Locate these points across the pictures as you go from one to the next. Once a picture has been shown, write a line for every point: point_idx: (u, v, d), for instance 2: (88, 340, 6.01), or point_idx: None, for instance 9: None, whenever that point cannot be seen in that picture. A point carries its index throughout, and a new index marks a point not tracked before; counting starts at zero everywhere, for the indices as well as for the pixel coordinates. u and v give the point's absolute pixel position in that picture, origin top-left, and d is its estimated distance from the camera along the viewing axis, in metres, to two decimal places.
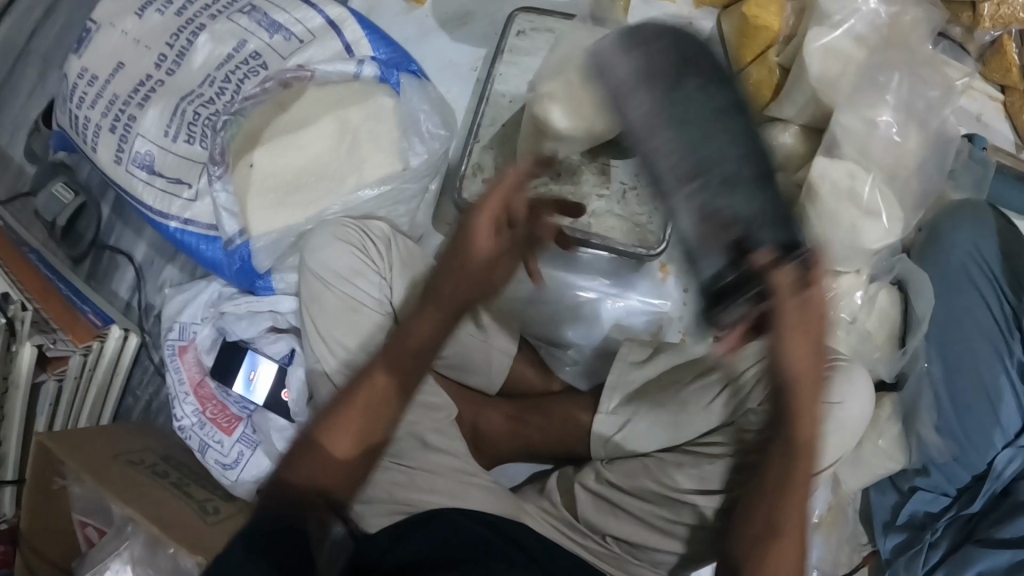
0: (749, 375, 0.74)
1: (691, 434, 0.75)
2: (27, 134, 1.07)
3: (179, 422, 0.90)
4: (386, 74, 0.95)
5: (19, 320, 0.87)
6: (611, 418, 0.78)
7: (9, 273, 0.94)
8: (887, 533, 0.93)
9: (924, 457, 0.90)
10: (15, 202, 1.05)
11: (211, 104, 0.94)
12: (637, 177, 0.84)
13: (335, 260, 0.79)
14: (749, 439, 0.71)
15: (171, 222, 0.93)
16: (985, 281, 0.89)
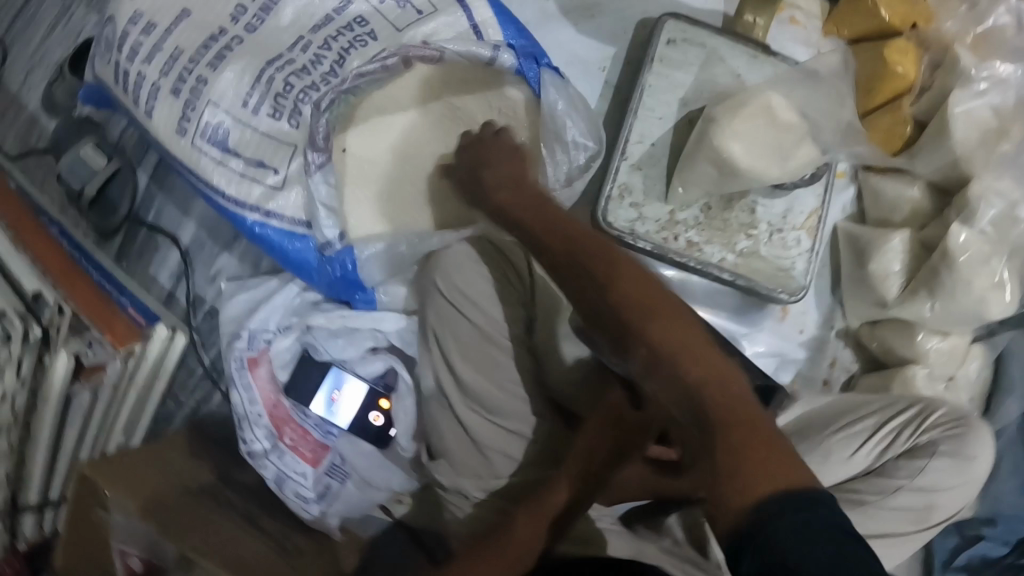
0: (885, 430, 0.78)
1: (831, 481, 0.77)
2: (48, 79, 0.90)
3: (248, 446, 0.77)
4: (525, 67, 0.79)
5: (57, 328, 0.72)
6: None
7: (31, 257, 0.76)
8: (945, 571, 0.94)
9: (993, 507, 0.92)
10: (30, 159, 0.89)
11: (306, 75, 0.79)
12: (783, 219, 0.81)
13: (470, 281, 0.72)
14: (889, 486, 0.74)
15: (249, 213, 0.78)
16: None
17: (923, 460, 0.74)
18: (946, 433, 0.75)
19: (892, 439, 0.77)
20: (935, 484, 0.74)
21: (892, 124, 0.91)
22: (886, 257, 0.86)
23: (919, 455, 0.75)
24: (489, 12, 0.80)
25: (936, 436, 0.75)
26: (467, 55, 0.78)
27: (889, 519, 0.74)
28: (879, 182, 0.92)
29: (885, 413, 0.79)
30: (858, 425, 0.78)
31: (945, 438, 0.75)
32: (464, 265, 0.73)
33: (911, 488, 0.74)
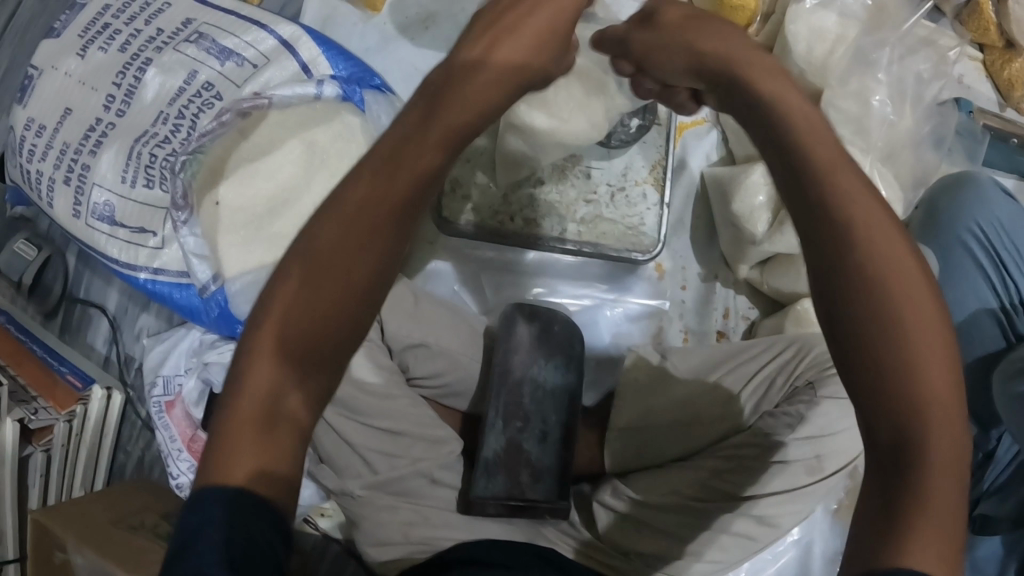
0: (758, 381, 0.75)
1: (708, 439, 0.75)
2: None
3: (175, 479, 0.88)
4: (350, 91, 0.88)
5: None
6: (625, 433, 0.78)
7: None
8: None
9: None
10: None
11: (168, 143, 0.89)
12: (624, 176, 0.82)
13: None
14: (771, 440, 0.70)
15: (139, 273, 0.88)
16: (980, 251, 0.83)
17: (803, 405, 0.71)
18: (824, 371, 0.73)
19: (769, 386, 0.75)
20: (823, 425, 0.69)
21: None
22: (749, 191, 0.83)
23: (797, 401, 0.72)
24: (316, 51, 0.89)
25: (813, 377, 0.73)
26: (296, 97, 0.86)
27: (782, 476, 0.69)
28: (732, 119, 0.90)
29: (763, 360, 0.76)
30: (731, 377, 0.76)
31: (825, 377, 0.72)
32: None
33: (795, 439, 0.70)
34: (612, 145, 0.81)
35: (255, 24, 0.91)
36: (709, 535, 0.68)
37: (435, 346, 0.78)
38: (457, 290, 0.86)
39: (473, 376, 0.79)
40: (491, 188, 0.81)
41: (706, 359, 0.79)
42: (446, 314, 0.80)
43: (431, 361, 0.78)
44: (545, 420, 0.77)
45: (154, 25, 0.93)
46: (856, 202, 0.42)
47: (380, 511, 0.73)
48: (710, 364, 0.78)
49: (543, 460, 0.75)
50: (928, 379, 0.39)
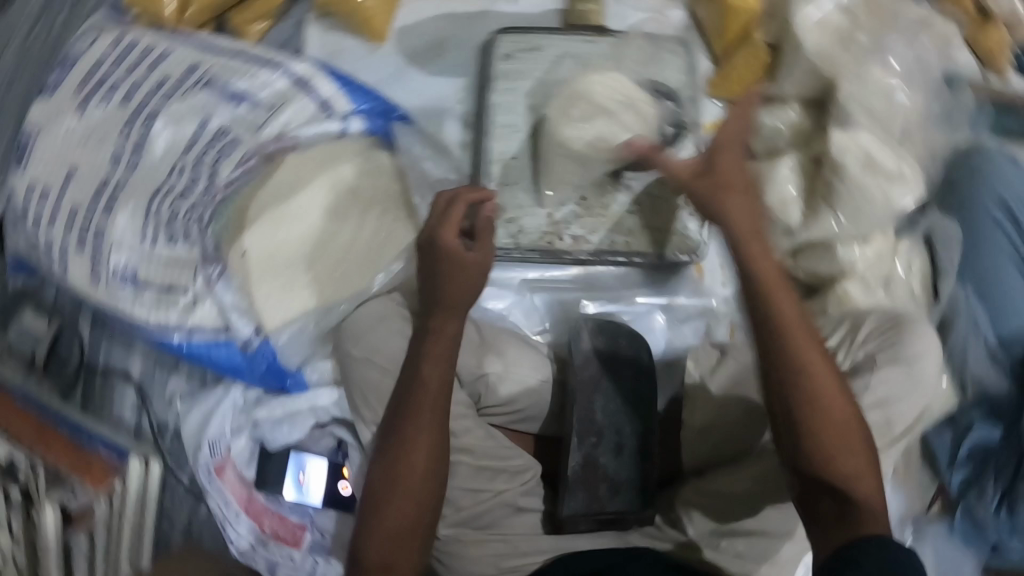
0: None
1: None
2: None
3: (236, 544, 0.83)
4: (376, 124, 0.87)
5: None
6: (700, 436, 0.78)
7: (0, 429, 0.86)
8: (953, 470, 0.97)
9: (981, 391, 0.95)
10: None
11: (187, 196, 0.85)
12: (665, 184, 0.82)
13: (379, 343, 0.74)
14: None
15: (173, 334, 0.84)
16: (1005, 215, 0.88)
17: (867, 375, 0.75)
18: (878, 344, 0.77)
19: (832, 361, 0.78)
20: (886, 394, 0.74)
21: (743, 71, 0.93)
22: (779, 183, 0.86)
23: (863, 372, 0.75)
24: (334, 87, 0.87)
25: (872, 348, 0.77)
26: (321, 135, 0.86)
27: None
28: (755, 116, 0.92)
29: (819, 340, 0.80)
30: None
31: (880, 346, 0.77)
32: (374, 326, 0.75)
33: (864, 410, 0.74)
34: None
35: (265, 64, 0.89)
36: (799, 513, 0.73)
37: (502, 372, 0.77)
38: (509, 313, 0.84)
39: (544, 400, 0.78)
40: (535, 208, 0.80)
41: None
42: (510, 339, 0.79)
43: (501, 387, 0.77)
44: (620, 433, 0.76)
45: (156, 74, 0.89)
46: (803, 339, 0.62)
47: (470, 548, 0.72)
48: None
49: (623, 472, 0.75)
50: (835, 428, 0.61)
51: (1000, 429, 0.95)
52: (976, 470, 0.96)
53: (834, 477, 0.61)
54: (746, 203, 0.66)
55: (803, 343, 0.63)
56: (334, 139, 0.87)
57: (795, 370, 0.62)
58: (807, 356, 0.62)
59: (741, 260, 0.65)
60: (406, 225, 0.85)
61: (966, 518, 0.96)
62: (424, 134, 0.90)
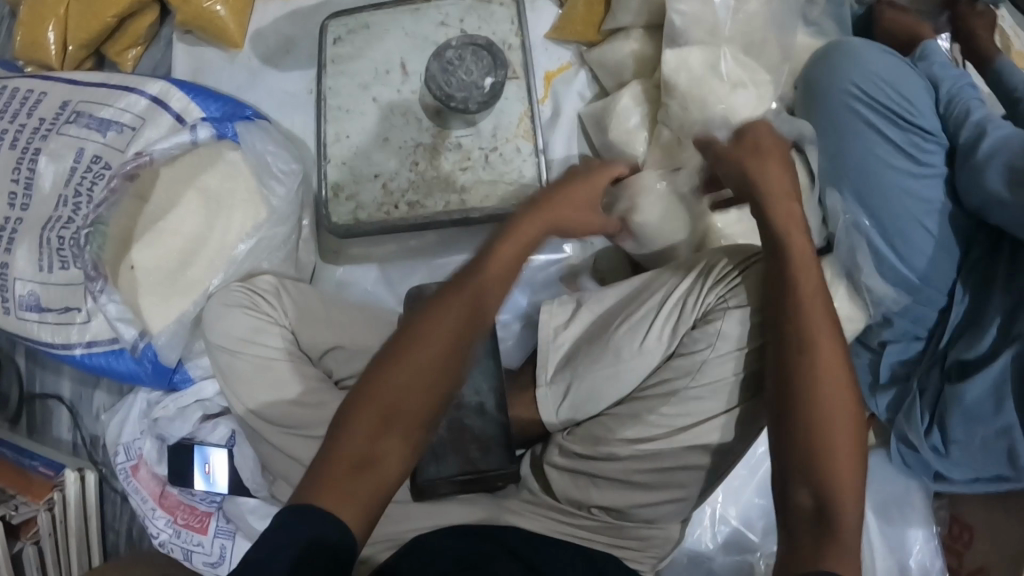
0: (670, 308, 0.74)
1: (636, 378, 0.74)
2: None
3: (157, 538, 0.90)
4: (223, 129, 0.90)
5: None
6: (553, 390, 0.78)
7: None
8: (876, 394, 0.94)
9: (882, 309, 0.90)
10: None
11: (71, 223, 0.92)
12: (495, 137, 0.81)
13: (228, 331, 0.78)
14: (693, 363, 0.72)
15: (75, 349, 0.91)
16: (876, 115, 0.85)
17: (716, 322, 0.71)
18: (732, 285, 0.72)
19: (680, 312, 0.73)
20: (739, 338, 0.70)
21: (585, 10, 0.90)
22: (622, 116, 0.84)
23: (711, 318, 0.71)
24: (186, 98, 0.92)
25: (722, 290, 0.72)
26: (175, 145, 0.90)
27: (711, 395, 0.71)
28: (599, 53, 0.89)
29: (671, 286, 0.75)
30: (642, 310, 0.75)
31: (733, 291, 0.71)
32: (223, 317, 0.79)
33: (716, 355, 0.71)
34: (473, 109, 0.79)
35: (125, 90, 0.94)
36: (665, 471, 0.73)
37: (349, 344, 0.80)
38: (371, 288, 0.87)
39: None
40: (370, 182, 0.81)
41: (622, 296, 0.79)
42: (358, 314, 0.82)
43: (352, 359, 0.79)
44: (480, 394, 0.81)
45: (36, 117, 0.96)
46: (814, 322, 0.63)
47: None
48: (625, 299, 0.78)
49: (486, 426, 0.80)
50: (831, 454, 0.58)
51: (921, 340, 0.91)
52: (900, 389, 0.92)
53: (823, 497, 0.57)
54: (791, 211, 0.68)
55: (812, 321, 0.63)
56: (189, 149, 0.91)
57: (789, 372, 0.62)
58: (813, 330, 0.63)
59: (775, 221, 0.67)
60: (257, 209, 0.87)
61: (903, 444, 0.92)
62: (272, 130, 0.91)
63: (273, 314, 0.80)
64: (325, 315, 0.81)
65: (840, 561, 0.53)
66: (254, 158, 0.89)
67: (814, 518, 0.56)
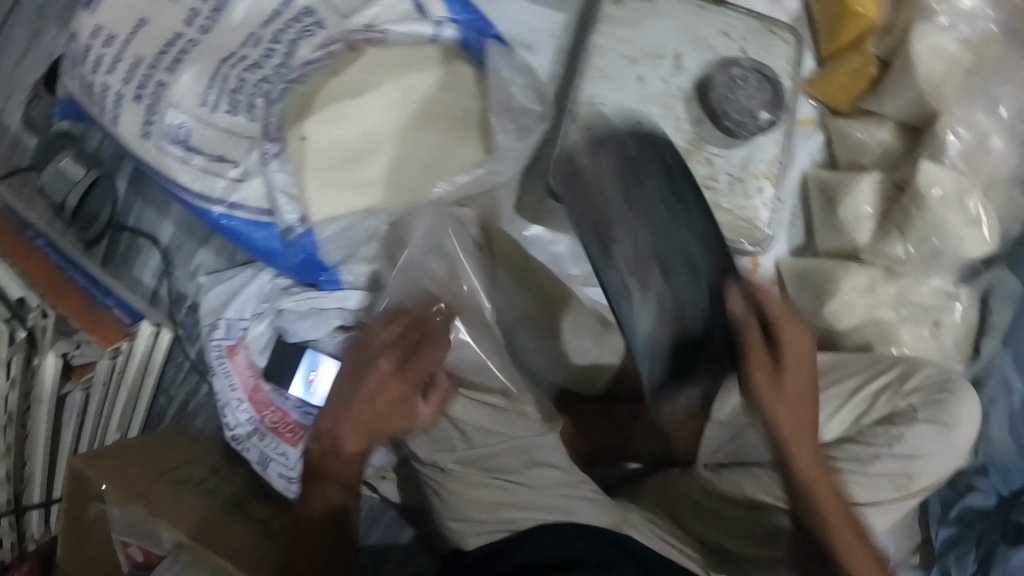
0: (863, 397, 0.76)
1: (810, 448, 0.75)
2: (25, 101, 0.96)
3: (232, 431, 0.82)
4: (469, 40, 0.81)
5: (41, 329, 0.79)
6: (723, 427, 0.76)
7: (16, 266, 0.86)
8: (940, 524, 0.92)
9: (987, 458, 0.90)
10: (13, 178, 0.95)
11: (258, 68, 0.82)
12: (745, 168, 0.80)
13: (419, 260, 0.77)
14: (867, 453, 0.73)
15: (213, 207, 0.80)
16: None
17: (900, 426, 0.73)
18: (926, 398, 0.74)
19: (870, 403, 0.76)
20: (916, 449, 0.72)
21: (850, 78, 0.90)
22: (856, 200, 0.83)
23: (896, 422, 0.73)
24: None
25: (916, 400, 0.74)
26: (408, 34, 0.82)
27: (873, 487, 0.73)
28: (846, 125, 0.89)
29: (867, 376, 0.77)
30: (834, 390, 0.76)
31: (926, 403, 0.74)
32: (414, 241, 0.77)
33: (891, 455, 0.72)
34: (740, 135, 0.79)
35: None
36: None
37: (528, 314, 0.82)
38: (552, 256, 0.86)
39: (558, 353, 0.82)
40: None
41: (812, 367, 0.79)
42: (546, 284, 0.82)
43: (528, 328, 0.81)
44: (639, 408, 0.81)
45: None
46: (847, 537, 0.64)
47: (472, 487, 0.71)
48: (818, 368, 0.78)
49: (659, 329, 0.61)
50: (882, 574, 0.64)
51: (999, 497, 0.90)
52: (961, 530, 0.91)
53: None
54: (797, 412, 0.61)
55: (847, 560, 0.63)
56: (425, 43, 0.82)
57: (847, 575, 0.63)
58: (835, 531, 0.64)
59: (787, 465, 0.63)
60: (465, 150, 0.82)
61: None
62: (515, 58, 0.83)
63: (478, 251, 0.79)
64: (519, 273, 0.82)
65: None
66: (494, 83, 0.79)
67: None
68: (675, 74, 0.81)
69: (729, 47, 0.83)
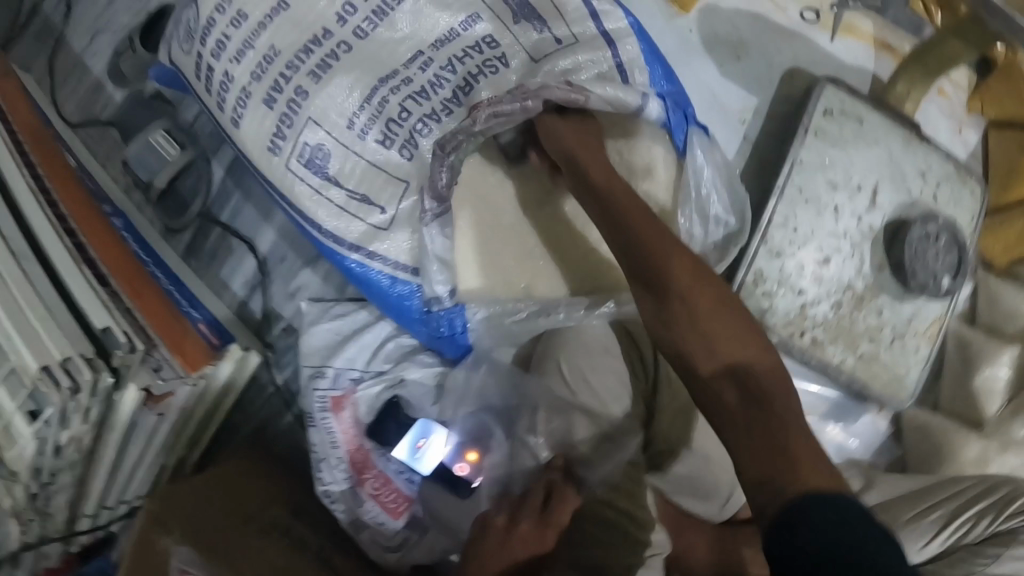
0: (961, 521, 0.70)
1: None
2: (116, 48, 0.88)
3: (325, 487, 0.75)
4: (673, 121, 0.71)
5: (128, 364, 0.65)
6: None
7: (88, 245, 0.72)
8: None
9: None
10: (92, 131, 0.88)
11: (424, 98, 0.70)
12: (907, 324, 0.78)
13: (589, 373, 0.74)
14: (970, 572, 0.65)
15: (349, 254, 0.71)
16: None
17: (1000, 547, 0.66)
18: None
19: (971, 526, 0.69)
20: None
21: (1016, 238, 0.87)
22: (993, 371, 0.83)
23: (997, 543, 0.67)
24: (637, 51, 0.73)
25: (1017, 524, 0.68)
26: (614, 103, 0.68)
27: None
28: (998, 287, 0.88)
29: (965, 497, 0.72)
30: (935, 511, 0.72)
31: None
32: (585, 359, 0.74)
33: None
34: (916, 294, 0.76)
35: None
36: None
37: (691, 452, 0.75)
38: None
39: (713, 482, 0.75)
40: (781, 294, 0.74)
41: (904, 493, 0.76)
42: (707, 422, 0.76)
43: (686, 466, 0.75)
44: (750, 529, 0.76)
45: None
46: (715, 316, 0.55)
47: None
48: (915, 493, 0.76)
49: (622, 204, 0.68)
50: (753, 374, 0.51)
51: None
52: None
53: (739, 390, 0.51)
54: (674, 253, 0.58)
55: (712, 327, 0.54)
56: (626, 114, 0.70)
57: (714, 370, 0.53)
58: (741, 345, 0.53)
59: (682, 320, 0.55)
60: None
61: None
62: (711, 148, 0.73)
63: (642, 373, 0.77)
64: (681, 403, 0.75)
65: (791, 459, 0.46)
66: (684, 175, 0.72)
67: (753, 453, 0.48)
68: (869, 215, 0.76)
69: (926, 194, 0.79)
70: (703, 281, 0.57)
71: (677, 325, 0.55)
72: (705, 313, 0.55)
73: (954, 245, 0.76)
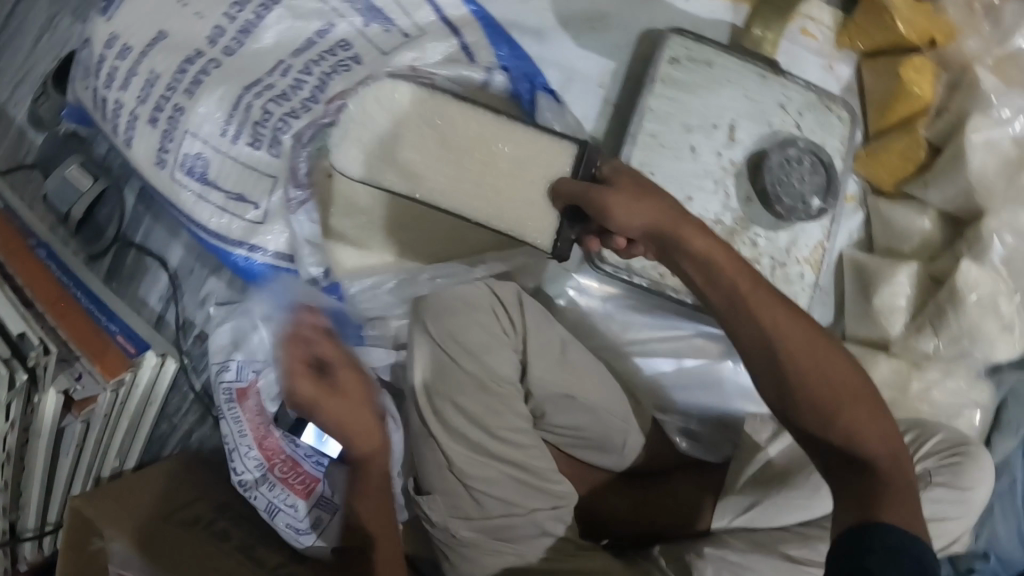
0: None
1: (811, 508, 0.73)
2: (33, 97, 0.95)
3: (240, 477, 0.80)
4: (520, 88, 0.79)
5: (44, 367, 0.71)
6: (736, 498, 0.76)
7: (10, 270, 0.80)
8: None
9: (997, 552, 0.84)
10: (15, 175, 0.95)
11: (285, 100, 0.75)
12: (787, 253, 0.79)
13: (465, 334, 0.73)
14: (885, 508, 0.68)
15: (234, 250, 0.77)
16: None
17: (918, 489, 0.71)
18: (941, 461, 0.73)
19: None
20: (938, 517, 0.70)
21: (900, 158, 0.87)
22: (891, 291, 0.83)
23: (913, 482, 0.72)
24: (480, 36, 0.79)
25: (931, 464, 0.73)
26: (457, 81, 0.76)
27: None
28: (888, 209, 0.88)
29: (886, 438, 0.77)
30: None
31: (941, 466, 0.73)
32: (451, 314, 0.73)
33: None
34: (785, 219, 0.78)
35: None
36: None
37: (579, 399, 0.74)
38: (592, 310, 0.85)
39: (611, 428, 0.76)
40: None
41: None
42: (593, 368, 0.77)
43: (574, 414, 0.75)
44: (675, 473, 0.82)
45: None
46: (793, 347, 0.56)
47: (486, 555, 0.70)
48: None
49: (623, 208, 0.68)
50: (843, 409, 0.55)
51: None
52: None
53: (839, 428, 0.55)
54: (751, 281, 0.58)
55: (798, 359, 0.56)
56: (476, 90, 0.78)
57: (797, 395, 0.57)
58: (824, 379, 0.56)
59: (758, 344, 0.57)
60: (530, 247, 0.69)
61: None
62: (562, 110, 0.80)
63: (513, 330, 0.75)
64: (560, 352, 0.76)
65: (885, 495, 0.52)
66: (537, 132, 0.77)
67: (854, 483, 0.54)
68: (728, 151, 0.78)
69: (789, 125, 0.81)
70: (788, 317, 0.57)
71: (777, 359, 0.57)
72: (794, 347, 0.57)
73: (819, 168, 0.77)
